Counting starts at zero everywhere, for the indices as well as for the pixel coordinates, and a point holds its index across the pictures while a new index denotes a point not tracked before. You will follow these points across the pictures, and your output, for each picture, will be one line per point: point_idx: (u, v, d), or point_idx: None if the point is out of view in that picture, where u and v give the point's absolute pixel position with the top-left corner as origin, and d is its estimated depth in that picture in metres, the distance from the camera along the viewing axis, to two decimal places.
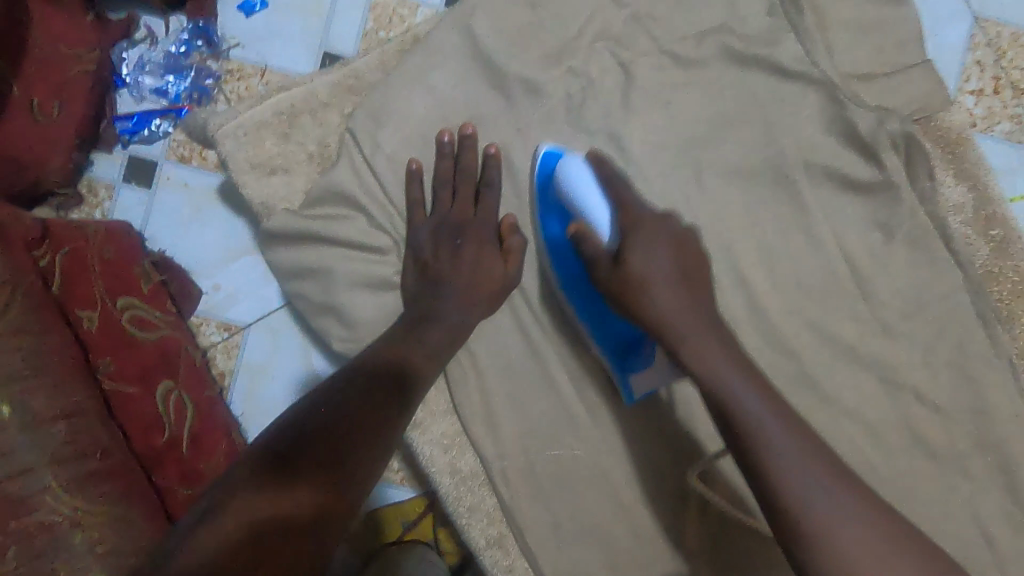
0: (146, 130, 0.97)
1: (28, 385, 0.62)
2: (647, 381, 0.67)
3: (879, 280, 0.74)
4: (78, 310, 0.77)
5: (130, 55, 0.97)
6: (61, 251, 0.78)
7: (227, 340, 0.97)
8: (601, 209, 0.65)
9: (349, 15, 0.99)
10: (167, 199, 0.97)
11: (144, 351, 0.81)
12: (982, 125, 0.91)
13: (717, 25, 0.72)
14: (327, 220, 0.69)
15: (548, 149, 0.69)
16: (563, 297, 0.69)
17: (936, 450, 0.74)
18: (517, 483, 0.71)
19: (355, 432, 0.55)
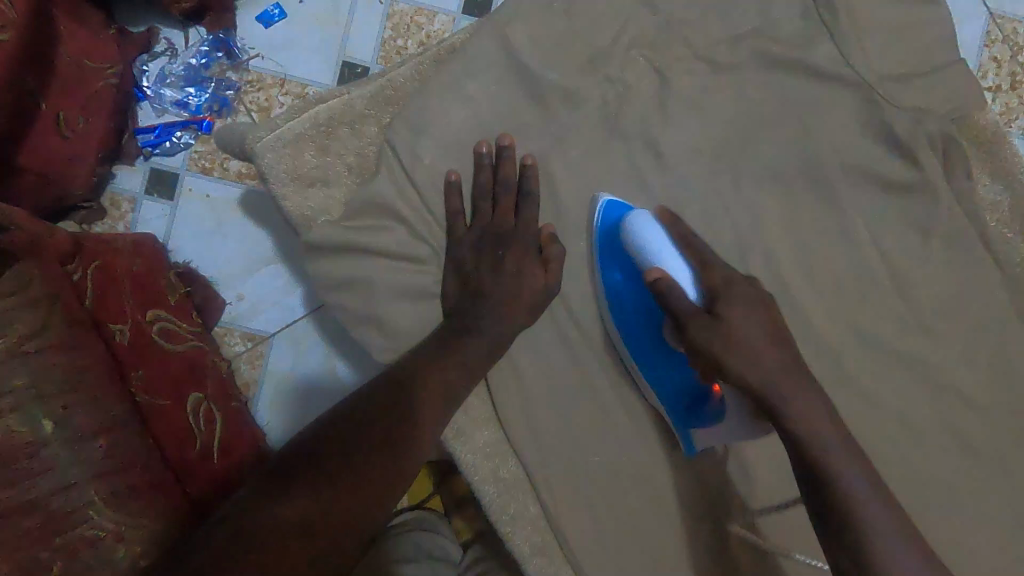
0: (168, 142, 0.98)
1: (69, 402, 0.62)
2: (710, 439, 0.66)
3: (919, 280, 0.73)
4: (110, 324, 0.75)
5: (151, 67, 0.98)
6: (91, 265, 0.76)
7: (252, 351, 0.98)
8: (675, 263, 0.63)
9: (367, 25, 1.00)
10: (190, 210, 0.98)
11: (174, 362, 0.81)
12: (1003, 122, 0.91)
13: (752, 30, 0.72)
14: (366, 231, 0.68)
15: (609, 199, 0.70)
16: (624, 349, 0.70)
17: (979, 449, 0.73)
18: (560, 490, 0.71)
19: (365, 442, 0.58)
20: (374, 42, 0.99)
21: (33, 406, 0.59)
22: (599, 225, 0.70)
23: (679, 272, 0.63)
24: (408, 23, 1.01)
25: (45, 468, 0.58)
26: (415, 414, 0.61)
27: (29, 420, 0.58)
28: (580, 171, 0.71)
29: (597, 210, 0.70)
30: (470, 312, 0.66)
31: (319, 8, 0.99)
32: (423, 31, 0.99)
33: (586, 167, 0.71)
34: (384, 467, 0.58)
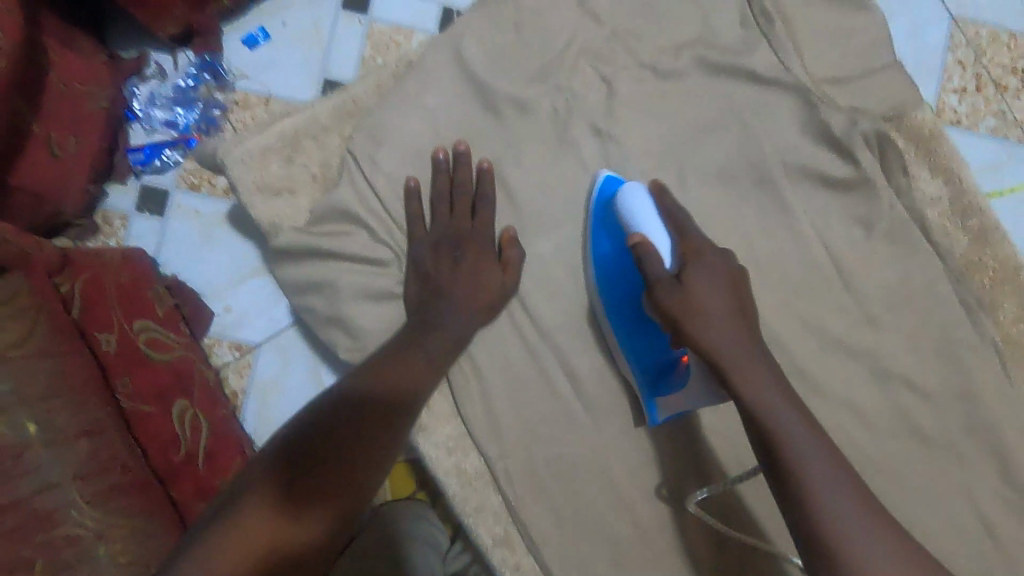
0: (158, 160, 1.03)
1: (53, 404, 0.66)
2: (674, 405, 0.68)
3: (863, 272, 0.76)
4: (96, 332, 0.79)
5: (141, 90, 1.03)
6: (79, 277, 0.80)
7: (239, 360, 1.01)
8: (658, 234, 0.67)
9: (346, 44, 1.05)
10: (178, 225, 1.02)
11: (159, 371, 0.84)
12: (967, 122, 0.94)
13: (694, 39, 0.76)
14: (332, 237, 0.72)
15: (609, 174, 0.73)
16: (603, 316, 0.73)
17: (928, 436, 0.76)
18: (521, 481, 0.74)
19: (342, 447, 0.58)
20: (354, 60, 1.05)
21: (16, 409, 0.63)
22: (596, 199, 0.73)
23: (661, 242, 0.67)
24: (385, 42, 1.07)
25: (30, 469, 0.61)
26: (383, 415, 0.63)
27: (13, 424, 0.62)
28: (533, 175, 0.75)
29: (597, 183, 0.73)
30: (431, 309, 0.69)
31: (301, 27, 1.04)
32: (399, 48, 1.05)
33: (539, 170, 0.75)
34: (361, 470, 0.59)
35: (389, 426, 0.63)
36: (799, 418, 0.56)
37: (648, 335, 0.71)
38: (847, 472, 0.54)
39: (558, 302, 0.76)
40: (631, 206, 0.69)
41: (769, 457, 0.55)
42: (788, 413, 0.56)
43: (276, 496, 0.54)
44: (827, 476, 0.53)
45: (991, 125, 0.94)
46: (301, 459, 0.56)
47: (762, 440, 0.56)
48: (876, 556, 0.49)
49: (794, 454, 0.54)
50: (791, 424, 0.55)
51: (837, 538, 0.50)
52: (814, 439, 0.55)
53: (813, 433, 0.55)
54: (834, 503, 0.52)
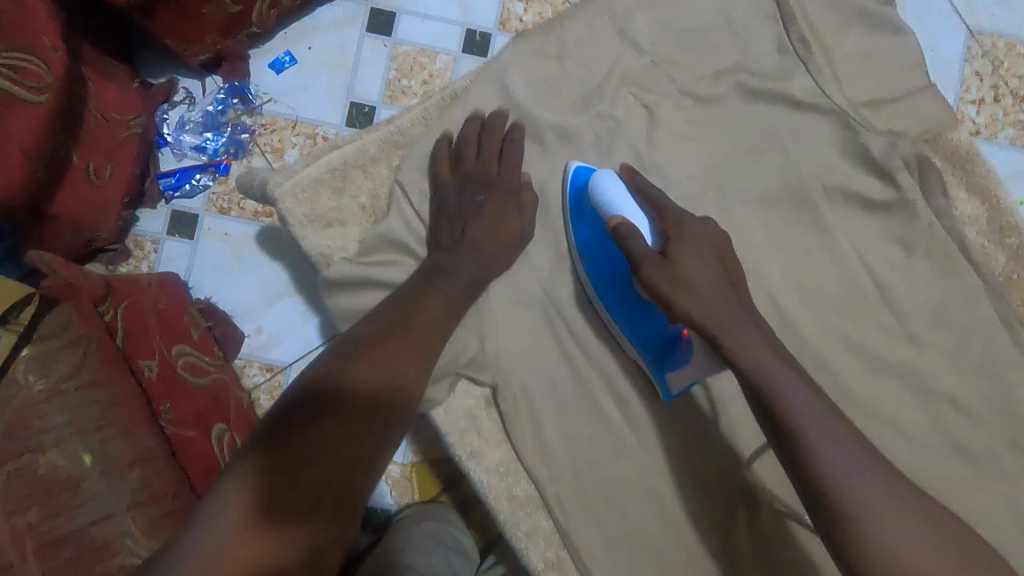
0: (188, 184, 1.04)
1: (105, 435, 0.73)
2: (683, 378, 0.70)
3: (904, 291, 0.77)
4: (139, 359, 0.81)
5: (171, 115, 1.04)
6: (122, 305, 0.82)
7: (270, 381, 1.02)
8: (637, 216, 0.69)
9: (373, 65, 1.06)
10: (210, 248, 1.04)
11: (198, 395, 0.85)
12: (987, 133, 0.96)
13: (732, 65, 0.77)
14: (380, 267, 0.73)
15: (579, 164, 0.75)
16: (596, 297, 0.75)
17: (973, 452, 0.76)
18: (571, 504, 0.74)
19: (329, 440, 0.53)
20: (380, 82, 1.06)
21: (71, 441, 0.70)
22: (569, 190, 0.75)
23: (637, 219, 0.69)
24: (411, 63, 1.07)
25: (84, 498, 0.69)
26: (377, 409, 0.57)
27: (69, 455, 0.70)
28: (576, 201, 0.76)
29: (569, 174, 0.75)
30: (450, 309, 0.68)
31: (326, 50, 1.06)
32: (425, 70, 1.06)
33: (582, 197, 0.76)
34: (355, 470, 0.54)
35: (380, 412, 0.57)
36: (803, 389, 0.57)
37: (644, 312, 0.73)
38: (867, 450, 0.55)
39: (604, 328, 0.77)
40: (603, 193, 0.71)
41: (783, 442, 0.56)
42: (794, 386, 0.57)
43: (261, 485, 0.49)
44: (851, 459, 0.53)
45: (1010, 137, 0.96)
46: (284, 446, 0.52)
47: (775, 424, 0.57)
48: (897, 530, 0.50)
49: (812, 439, 0.54)
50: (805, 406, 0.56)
51: (864, 515, 0.51)
52: (827, 418, 0.56)
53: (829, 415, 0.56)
54: (851, 480, 0.52)
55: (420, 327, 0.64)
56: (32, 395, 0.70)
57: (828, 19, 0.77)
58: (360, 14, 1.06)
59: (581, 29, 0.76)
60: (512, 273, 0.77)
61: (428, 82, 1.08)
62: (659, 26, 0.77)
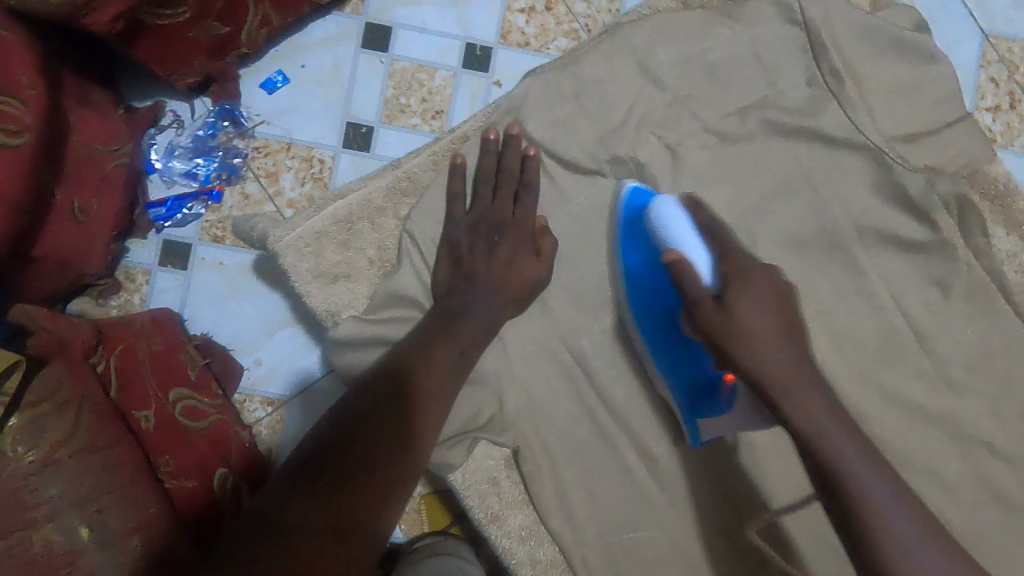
0: (179, 213, 0.98)
1: (103, 503, 0.63)
2: (717, 427, 0.66)
3: (941, 335, 0.74)
4: (135, 411, 0.76)
5: (159, 139, 0.98)
6: (114, 353, 0.78)
7: (271, 416, 0.98)
8: (698, 251, 0.66)
9: (370, 83, 1.00)
10: (203, 279, 0.98)
11: (198, 441, 0.79)
12: (1003, 141, 0.91)
13: (759, 100, 0.72)
14: (391, 324, 0.69)
15: (635, 186, 0.71)
16: (634, 327, 0.71)
17: (1014, 501, 0.73)
18: (598, 568, 0.71)
19: (324, 477, 0.50)
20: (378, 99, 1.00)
21: (66, 512, 0.62)
22: (623, 213, 0.71)
23: (697, 255, 0.66)
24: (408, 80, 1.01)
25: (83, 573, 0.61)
26: (370, 436, 0.54)
27: (64, 528, 0.61)
28: None
29: (621, 196, 0.71)
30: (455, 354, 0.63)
31: (321, 69, 0.99)
32: (425, 87, 1.00)
33: None
34: (359, 502, 0.49)
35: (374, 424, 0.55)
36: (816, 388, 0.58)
37: (685, 354, 0.69)
38: (902, 489, 0.53)
39: (629, 381, 0.73)
40: (664, 217, 0.67)
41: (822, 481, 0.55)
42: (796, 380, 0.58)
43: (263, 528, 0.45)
44: (891, 502, 0.52)
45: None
46: (285, 486, 0.49)
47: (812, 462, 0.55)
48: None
49: (853, 481, 0.53)
50: (840, 442, 0.55)
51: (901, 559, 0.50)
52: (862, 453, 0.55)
53: (865, 452, 0.55)
54: (878, 495, 0.52)
55: (429, 385, 0.61)
56: (22, 467, 0.61)
57: (859, 48, 0.73)
58: (357, 28, 0.99)
59: (598, 65, 0.71)
60: (531, 325, 0.73)
61: (427, 101, 1.01)
62: (681, 59, 0.72)
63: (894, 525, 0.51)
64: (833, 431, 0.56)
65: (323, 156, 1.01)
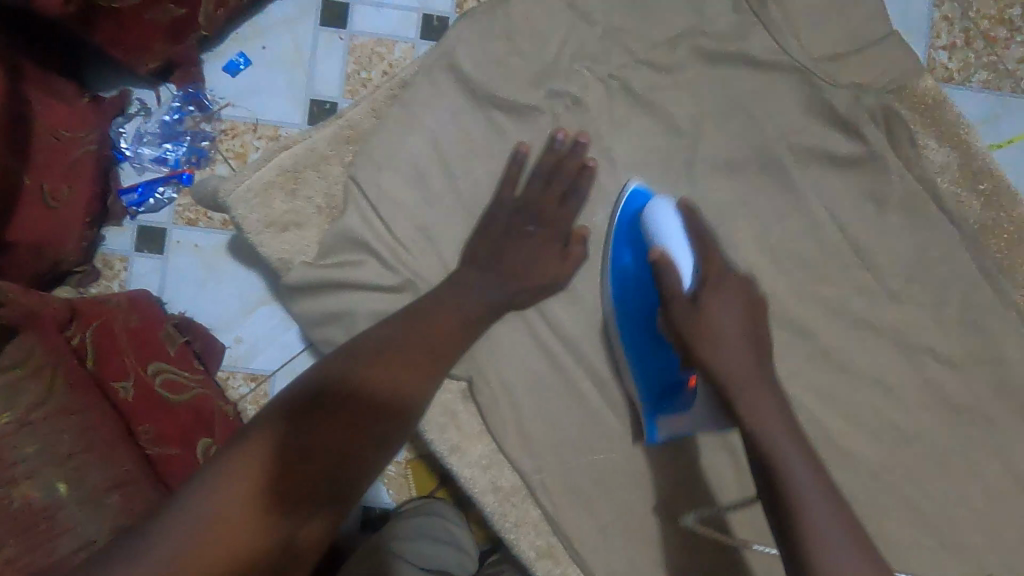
0: (152, 198, 0.97)
1: (81, 462, 0.70)
2: (675, 424, 0.69)
3: (879, 247, 0.76)
4: (113, 382, 0.80)
5: (127, 128, 0.97)
6: (90, 328, 0.81)
7: (255, 391, 0.97)
8: (685, 257, 0.67)
9: (330, 58, 1.00)
10: (180, 262, 0.98)
11: (180, 412, 0.82)
12: (960, 78, 0.90)
13: (687, 29, 0.74)
14: (342, 267, 0.71)
15: (637, 187, 0.72)
16: (612, 319, 0.72)
17: (958, 403, 0.75)
18: (557, 491, 0.74)
19: (329, 433, 0.58)
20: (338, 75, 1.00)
21: (46, 470, 0.68)
22: (623, 210, 0.72)
23: (683, 261, 0.67)
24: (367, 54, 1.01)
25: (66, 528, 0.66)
26: (376, 405, 0.62)
27: (44, 484, 0.67)
28: (536, 182, 0.73)
29: (625, 196, 0.72)
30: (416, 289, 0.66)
31: (280, 48, 0.99)
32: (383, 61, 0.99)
33: (542, 177, 0.73)
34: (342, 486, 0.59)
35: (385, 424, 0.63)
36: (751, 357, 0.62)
37: (655, 351, 0.71)
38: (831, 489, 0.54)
39: (578, 311, 0.75)
40: (660, 221, 0.69)
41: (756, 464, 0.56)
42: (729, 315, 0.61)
43: (273, 458, 0.55)
44: (815, 490, 0.53)
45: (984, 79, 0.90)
46: (308, 458, 0.56)
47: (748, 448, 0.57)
48: (843, 562, 0.49)
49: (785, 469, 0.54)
50: (780, 436, 0.56)
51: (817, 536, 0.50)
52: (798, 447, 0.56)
53: (802, 450, 0.56)
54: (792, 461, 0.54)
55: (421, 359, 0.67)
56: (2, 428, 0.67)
57: None
58: (310, 8, 0.99)
59: (529, 4, 0.73)
60: None
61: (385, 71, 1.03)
62: None
63: (812, 507, 0.52)
64: (772, 429, 0.57)
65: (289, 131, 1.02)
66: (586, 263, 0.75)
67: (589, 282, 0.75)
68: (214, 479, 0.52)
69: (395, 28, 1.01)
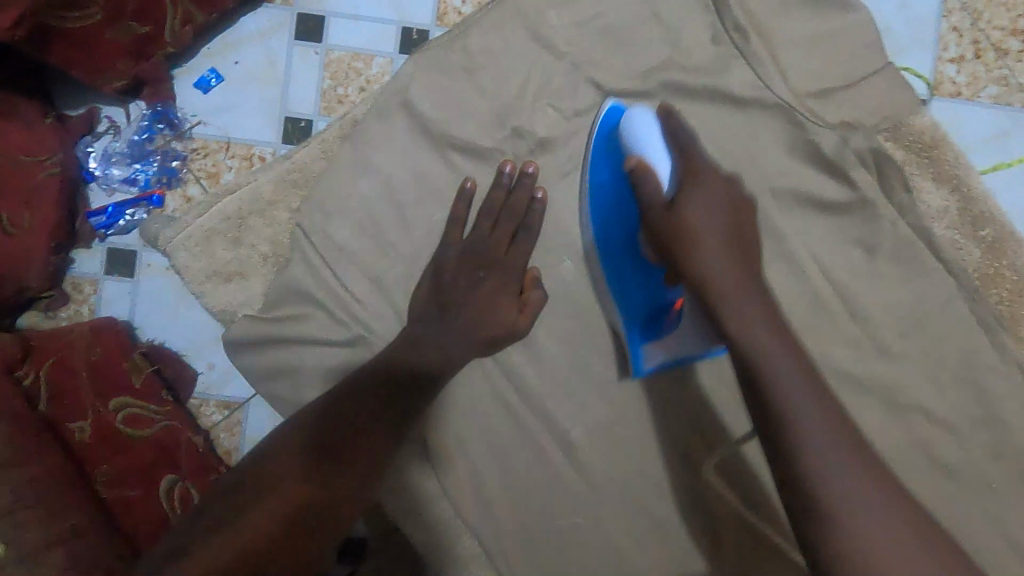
0: (122, 220, 0.83)
1: (20, 517, 0.59)
2: (663, 350, 0.67)
3: (870, 299, 0.70)
4: (68, 423, 0.74)
5: (95, 147, 0.84)
6: (45, 365, 0.75)
7: (229, 419, 0.83)
8: (663, 159, 0.61)
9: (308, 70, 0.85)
10: (151, 283, 0.84)
11: (143, 451, 0.75)
12: (967, 93, 0.79)
13: (661, 62, 0.68)
14: (287, 321, 0.67)
15: (614, 103, 0.66)
16: (592, 247, 0.68)
17: (955, 468, 0.69)
18: (518, 559, 0.69)
19: (336, 468, 0.56)
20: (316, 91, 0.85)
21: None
22: (601, 124, 0.66)
23: (663, 165, 0.61)
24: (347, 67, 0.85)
25: None
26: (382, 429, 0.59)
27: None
28: (497, 228, 0.68)
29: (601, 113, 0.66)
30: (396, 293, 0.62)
31: (254, 65, 0.85)
32: (363, 78, 0.85)
33: (503, 223, 0.68)
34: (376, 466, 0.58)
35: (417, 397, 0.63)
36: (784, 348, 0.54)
37: (639, 278, 0.67)
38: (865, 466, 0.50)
39: (543, 365, 0.70)
40: (636, 131, 0.62)
41: (773, 443, 0.51)
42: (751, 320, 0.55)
43: (294, 480, 0.54)
44: (841, 472, 0.49)
45: (993, 94, 0.79)
46: (349, 443, 0.57)
47: (769, 427, 0.52)
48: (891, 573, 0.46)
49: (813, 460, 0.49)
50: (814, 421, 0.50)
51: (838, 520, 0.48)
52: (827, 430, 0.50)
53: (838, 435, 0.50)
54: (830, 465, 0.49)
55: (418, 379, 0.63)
56: None
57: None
58: (287, 20, 0.84)
59: (489, 36, 0.68)
60: None
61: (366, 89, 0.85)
62: (576, 23, 0.68)
63: (835, 489, 0.48)
64: (808, 422, 0.50)
65: (263, 154, 0.85)
66: (550, 316, 0.70)
67: (554, 336, 0.71)
68: (247, 500, 0.52)
69: (377, 42, 0.85)
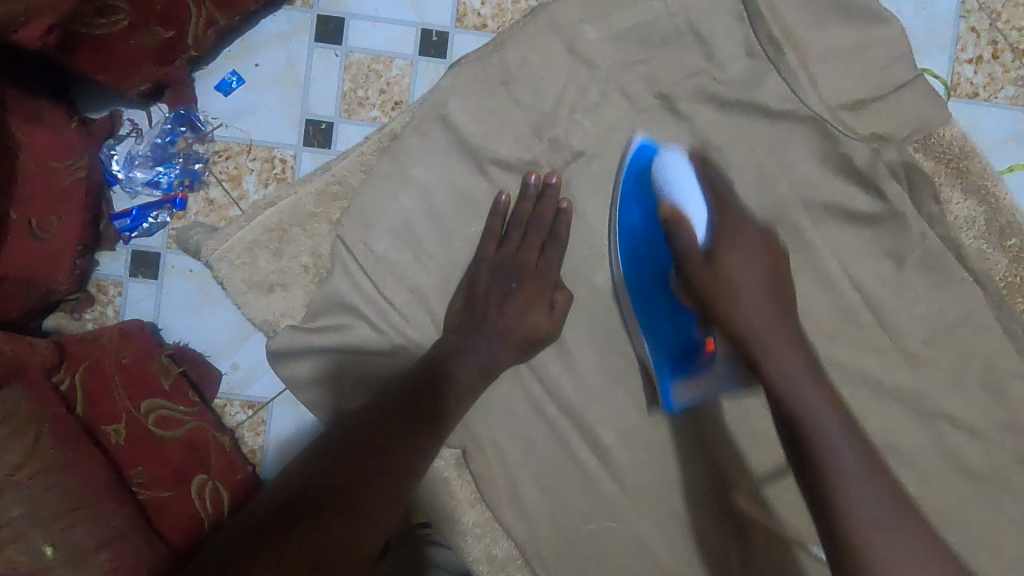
0: (146, 223, 0.84)
1: (69, 520, 0.58)
2: (695, 388, 0.67)
3: (897, 308, 0.71)
4: (103, 424, 0.70)
5: (119, 150, 0.84)
6: (80, 368, 0.71)
7: (253, 417, 0.85)
8: (697, 205, 0.62)
9: (326, 71, 0.85)
10: (174, 287, 0.85)
11: (174, 452, 0.73)
12: (985, 94, 0.80)
13: (693, 74, 0.70)
14: (324, 333, 0.69)
15: (643, 140, 0.67)
16: (625, 297, 0.69)
17: (979, 473, 0.70)
18: (554, 562, 0.71)
19: (354, 465, 0.55)
20: (336, 91, 0.84)
21: (31, 531, 0.55)
22: (630, 162, 0.67)
23: (696, 213, 0.62)
24: (367, 68, 0.85)
25: None
26: (405, 446, 0.58)
27: (29, 548, 0.54)
28: (535, 240, 0.69)
29: (631, 150, 0.67)
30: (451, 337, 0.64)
31: (276, 67, 0.84)
32: (382, 78, 0.85)
33: (541, 235, 0.69)
34: (407, 463, 0.58)
35: (449, 401, 0.63)
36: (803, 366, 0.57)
37: (669, 314, 0.68)
38: (890, 488, 0.53)
39: (578, 373, 0.72)
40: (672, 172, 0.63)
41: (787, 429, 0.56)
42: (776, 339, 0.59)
43: (327, 475, 0.53)
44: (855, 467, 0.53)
45: (1011, 94, 0.80)
46: (384, 436, 0.58)
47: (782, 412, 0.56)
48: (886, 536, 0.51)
49: (840, 477, 0.52)
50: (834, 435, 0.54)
51: (863, 532, 0.51)
52: (853, 446, 0.53)
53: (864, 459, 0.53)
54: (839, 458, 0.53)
55: (463, 381, 0.65)
56: None
57: (798, 12, 0.69)
58: (306, 22, 0.84)
59: (526, 49, 0.69)
60: None
61: (387, 91, 0.85)
62: (611, 36, 0.69)
63: (857, 501, 0.52)
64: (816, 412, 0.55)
65: (284, 157, 0.85)
66: (585, 324, 0.72)
67: (588, 345, 0.72)
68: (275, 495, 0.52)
69: (397, 45, 0.85)
